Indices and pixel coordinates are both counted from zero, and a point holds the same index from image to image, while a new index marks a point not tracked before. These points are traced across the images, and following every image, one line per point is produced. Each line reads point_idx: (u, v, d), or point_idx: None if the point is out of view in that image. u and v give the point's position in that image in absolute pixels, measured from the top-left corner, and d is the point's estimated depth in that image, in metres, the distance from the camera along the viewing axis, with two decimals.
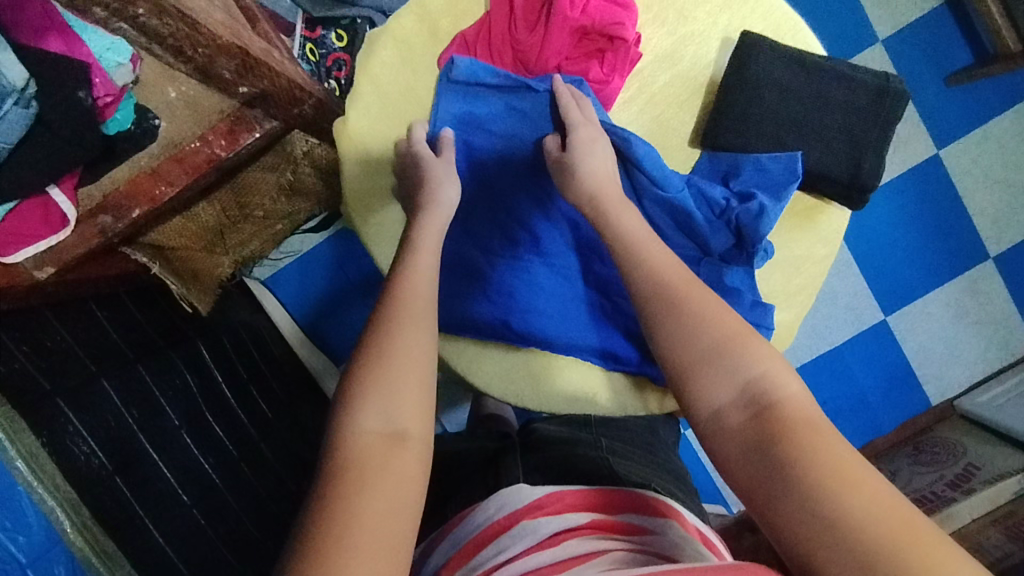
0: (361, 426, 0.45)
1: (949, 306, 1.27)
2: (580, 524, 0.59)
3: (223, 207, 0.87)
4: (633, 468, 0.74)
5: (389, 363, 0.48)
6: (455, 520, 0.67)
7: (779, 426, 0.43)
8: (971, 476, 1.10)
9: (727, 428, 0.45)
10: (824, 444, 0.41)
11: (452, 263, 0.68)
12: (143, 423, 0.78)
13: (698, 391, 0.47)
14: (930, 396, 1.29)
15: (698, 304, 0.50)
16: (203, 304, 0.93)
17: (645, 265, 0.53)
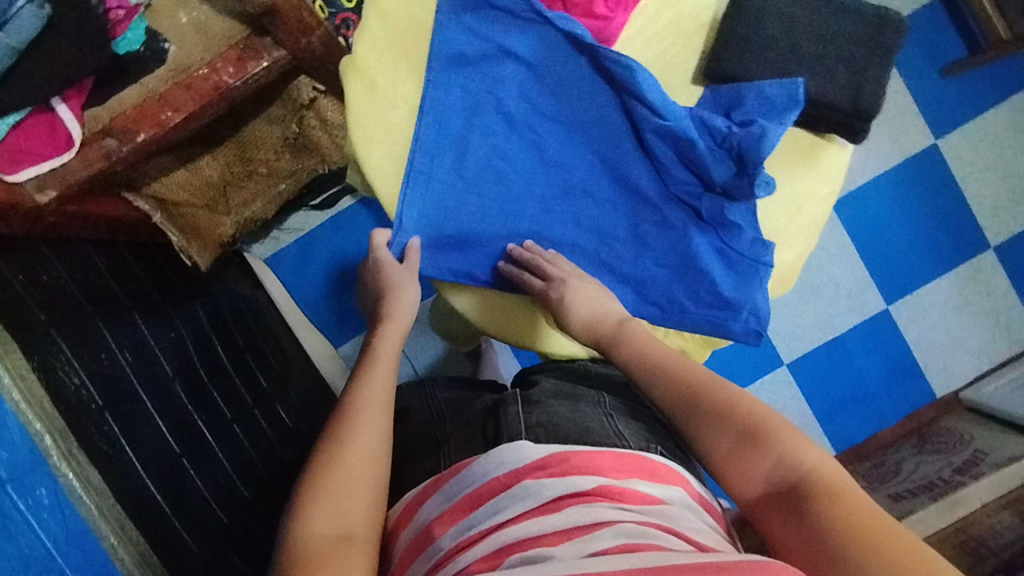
0: (310, 530, 0.50)
1: (951, 296, 1.27)
2: (587, 489, 0.57)
3: (227, 162, 0.88)
4: (636, 429, 0.72)
5: (338, 473, 0.54)
6: (453, 469, 0.65)
7: (804, 497, 0.49)
8: (979, 461, 1.07)
9: (763, 504, 0.52)
10: (854, 510, 0.47)
11: (450, 204, 0.65)
12: (136, 367, 0.77)
13: (732, 480, 0.54)
14: (934, 388, 1.28)
15: (717, 390, 0.57)
16: (204, 260, 0.92)
17: (653, 373, 0.60)
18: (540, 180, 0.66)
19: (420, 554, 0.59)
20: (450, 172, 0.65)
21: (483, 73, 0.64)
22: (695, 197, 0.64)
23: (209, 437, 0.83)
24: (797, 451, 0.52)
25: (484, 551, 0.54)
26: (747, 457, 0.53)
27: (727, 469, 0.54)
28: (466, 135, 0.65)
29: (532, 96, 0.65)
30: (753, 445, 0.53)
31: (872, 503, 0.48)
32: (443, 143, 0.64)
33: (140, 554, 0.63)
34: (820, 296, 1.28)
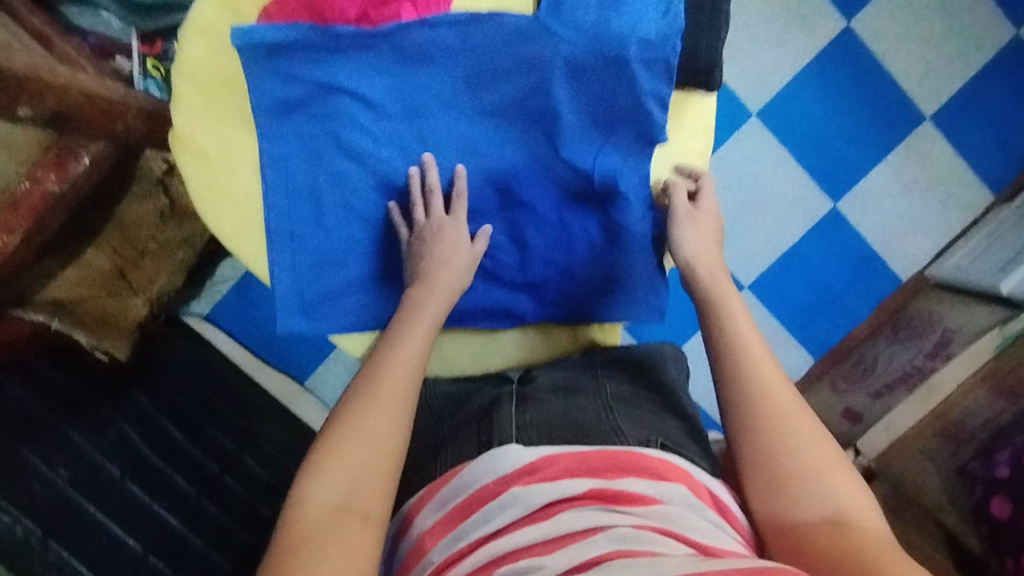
0: (320, 501, 0.53)
1: (897, 177, 1.23)
2: (577, 494, 0.56)
3: (114, 250, 0.84)
4: (638, 421, 0.68)
5: (354, 446, 0.56)
6: (445, 477, 0.62)
7: (849, 541, 0.54)
8: (949, 342, 1.06)
9: (815, 539, 0.56)
10: (893, 565, 0.50)
11: (321, 256, 0.66)
12: (79, 482, 0.76)
13: (790, 500, 0.58)
14: (899, 273, 1.26)
15: (837, 499, 0.58)
16: (119, 350, 0.91)
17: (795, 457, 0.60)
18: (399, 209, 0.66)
19: (414, 565, 0.57)
20: (310, 224, 0.65)
21: (315, 115, 0.63)
22: (582, 183, 0.69)
23: (172, 524, 0.84)
24: (853, 507, 0.57)
25: (477, 561, 0.52)
26: (808, 488, 0.58)
27: (783, 497, 0.59)
28: (319, 184, 0.64)
29: (369, 126, 0.64)
30: (816, 484, 0.58)
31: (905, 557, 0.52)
32: (293, 196, 0.64)
33: None
34: (766, 210, 1.24)
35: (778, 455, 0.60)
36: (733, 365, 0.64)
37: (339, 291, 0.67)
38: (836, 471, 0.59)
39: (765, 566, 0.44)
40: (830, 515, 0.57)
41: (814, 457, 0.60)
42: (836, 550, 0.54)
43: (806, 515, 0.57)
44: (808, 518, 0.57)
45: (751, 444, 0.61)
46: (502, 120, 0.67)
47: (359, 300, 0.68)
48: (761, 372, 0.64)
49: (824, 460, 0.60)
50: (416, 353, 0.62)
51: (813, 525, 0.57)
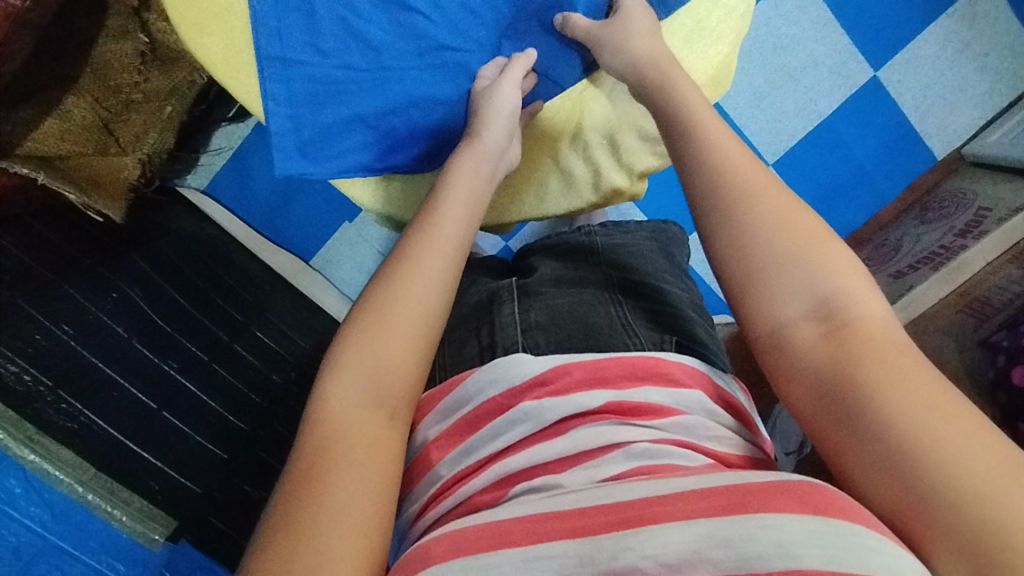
0: (344, 400, 0.47)
1: (945, 44, 1.12)
2: (594, 408, 0.51)
3: (95, 98, 0.77)
4: (647, 318, 0.65)
5: (381, 338, 0.49)
6: (447, 385, 0.58)
7: (851, 348, 0.42)
8: (982, 220, 1.01)
9: (797, 340, 0.45)
10: (912, 384, 0.39)
11: (317, 87, 0.63)
12: (83, 338, 0.75)
13: (768, 303, 0.46)
14: (937, 151, 1.18)
15: (826, 271, 0.45)
16: (114, 211, 0.86)
17: (759, 238, 0.47)
18: (405, 33, 0.63)
19: (421, 476, 0.54)
20: (305, 49, 0.61)
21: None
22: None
23: (186, 385, 0.82)
24: (851, 300, 0.44)
25: (486, 480, 0.49)
26: (794, 291, 0.45)
27: (756, 298, 0.47)
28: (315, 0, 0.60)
29: None
30: (809, 278, 0.45)
31: (921, 363, 0.41)
32: (286, 14, 0.60)
33: (142, 512, 0.72)
34: (799, 79, 1.15)
35: (755, 251, 0.47)
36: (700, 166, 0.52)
37: (340, 128, 0.65)
38: (829, 254, 0.46)
39: (792, 481, 0.39)
40: (819, 317, 0.44)
41: (798, 242, 0.46)
42: (833, 365, 0.42)
43: (790, 311, 0.45)
44: (794, 316, 0.45)
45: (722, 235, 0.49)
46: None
47: (357, 139, 0.66)
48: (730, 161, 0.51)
49: (812, 234, 0.47)
50: (455, 235, 0.56)
51: (797, 324, 0.45)
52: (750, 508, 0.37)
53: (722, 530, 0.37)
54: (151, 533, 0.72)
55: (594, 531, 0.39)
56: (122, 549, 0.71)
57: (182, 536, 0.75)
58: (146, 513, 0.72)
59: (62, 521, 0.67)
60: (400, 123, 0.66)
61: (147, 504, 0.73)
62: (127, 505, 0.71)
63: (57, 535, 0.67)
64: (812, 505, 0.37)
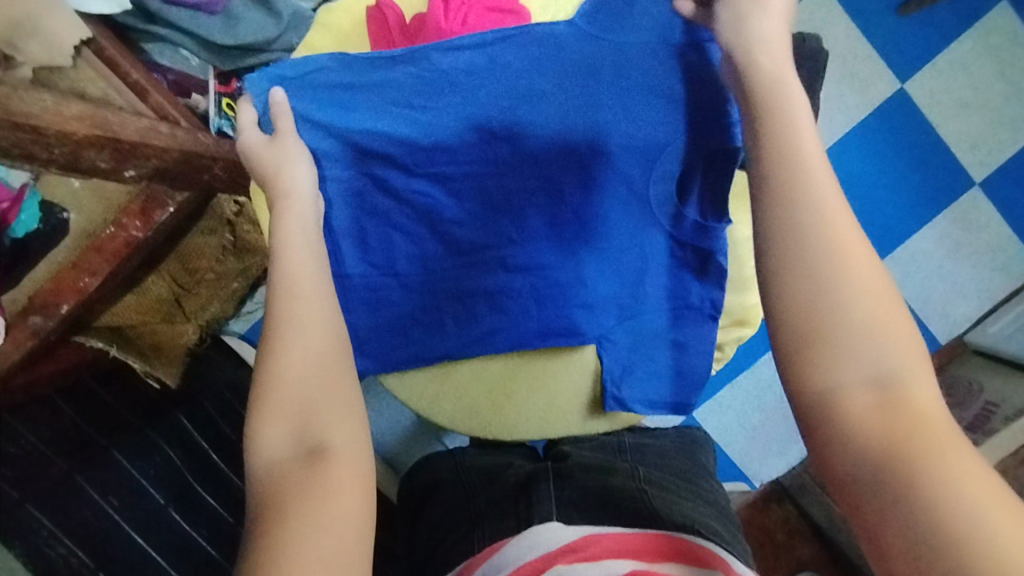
0: (270, 456, 0.48)
1: (942, 242, 1.23)
2: (619, 573, 0.53)
3: (172, 277, 0.86)
4: (672, 506, 0.66)
5: (284, 393, 0.50)
6: (487, 552, 0.62)
7: (907, 425, 0.38)
8: (991, 416, 1.05)
9: (853, 409, 0.40)
10: (965, 478, 0.35)
11: (365, 292, 0.70)
12: (125, 507, 0.79)
13: (823, 368, 0.41)
14: (939, 335, 1.25)
15: (888, 344, 0.41)
16: (170, 376, 0.89)
17: (823, 316, 0.42)
18: (427, 236, 0.70)
19: None
20: (363, 268, 0.70)
21: (372, 152, 0.67)
22: (622, 208, 0.67)
23: (214, 552, 0.85)
24: (905, 367, 0.41)
25: None
26: (853, 351, 0.41)
27: (810, 356, 0.42)
28: (363, 223, 0.70)
29: (404, 157, 0.67)
30: (867, 341, 0.41)
31: (980, 462, 0.37)
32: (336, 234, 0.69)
33: None
34: None
35: (827, 343, 0.42)
36: (777, 209, 0.45)
37: (381, 330, 0.71)
38: (902, 334, 0.42)
39: None
40: (879, 381, 0.40)
41: (862, 309, 0.42)
42: (883, 441, 0.38)
43: (846, 375, 0.41)
44: (852, 381, 0.40)
45: (790, 339, 0.43)
46: (534, 142, 0.66)
47: (403, 337, 0.71)
48: (817, 204, 0.44)
49: (879, 294, 0.43)
50: (311, 274, 0.56)
51: (852, 391, 0.40)
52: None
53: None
54: None
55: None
56: None
57: None
58: None
59: None
60: (421, 332, 0.71)
61: None
62: None
63: None
64: None
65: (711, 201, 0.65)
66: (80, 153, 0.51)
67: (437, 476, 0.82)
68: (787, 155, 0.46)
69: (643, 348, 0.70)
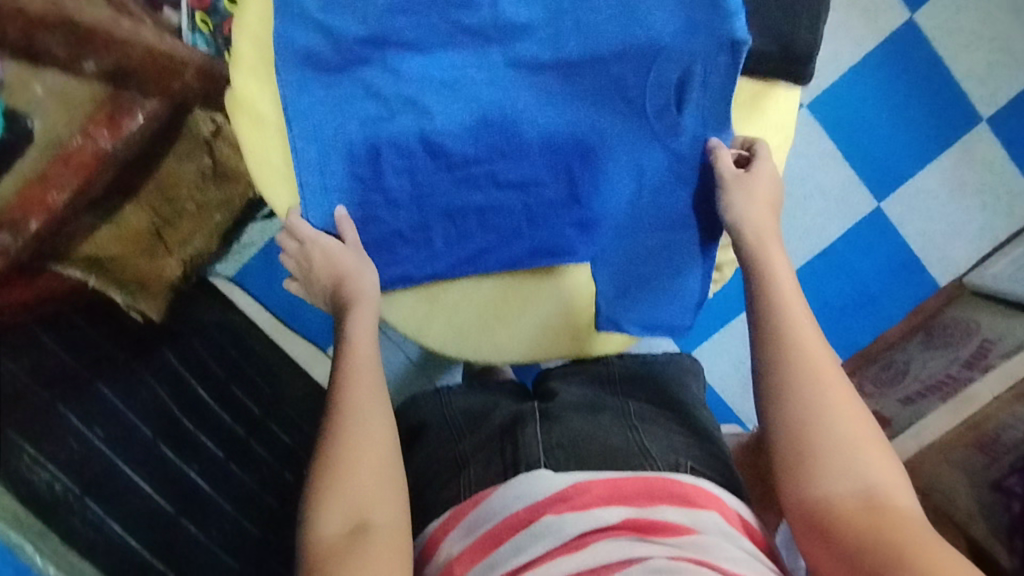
0: (325, 530, 0.57)
1: (945, 181, 1.20)
2: (612, 524, 0.55)
3: (152, 207, 0.83)
4: (663, 442, 0.67)
5: (345, 482, 0.59)
6: (472, 501, 0.61)
7: (884, 525, 0.52)
8: (987, 352, 1.05)
9: (841, 511, 0.54)
10: (918, 547, 0.50)
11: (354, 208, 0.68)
12: (112, 441, 0.76)
13: (816, 479, 0.56)
14: (938, 277, 1.23)
15: (845, 426, 0.57)
16: (153, 310, 0.91)
17: (791, 401, 0.59)
18: (423, 156, 0.68)
19: None
20: (347, 182, 0.67)
21: (365, 45, 0.66)
22: (623, 128, 0.70)
23: (204, 486, 0.85)
24: (886, 486, 0.55)
25: None
26: (841, 466, 0.56)
27: (806, 472, 0.57)
28: (348, 134, 0.66)
29: (395, 67, 0.66)
30: (848, 459, 0.56)
31: (940, 542, 0.51)
32: (323, 147, 0.66)
33: None
34: (811, 204, 1.20)
35: (811, 425, 0.58)
36: (764, 335, 0.63)
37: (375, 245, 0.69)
38: (876, 453, 0.57)
39: None
40: (862, 493, 0.55)
41: (848, 437, 0.57)
42: (867, 534, 0.52)
43: (836, 490, 0.55)
44: (836, 492, 0.55)
45: (784, 413, 0.59)
46: (534, 64, 0.68)
47: (398, 255, 0.69)
48: (811, 367, 0.60)
49: (857, 426, 0.58)
50: (371, 375, 0.66)
51: (842, 499, 0.55)
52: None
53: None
54: None
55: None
56: None
57: None
58: None
59: None
60: (417, 249, 0.69)
61: None
62: None
63: None
64: None
65: (712, 115, 0.70)
66: (34, 36, 0.53)
67: (420, 420, 0.78)
68: (760, 255, 0.67)
69: (645, 263, 0.73)
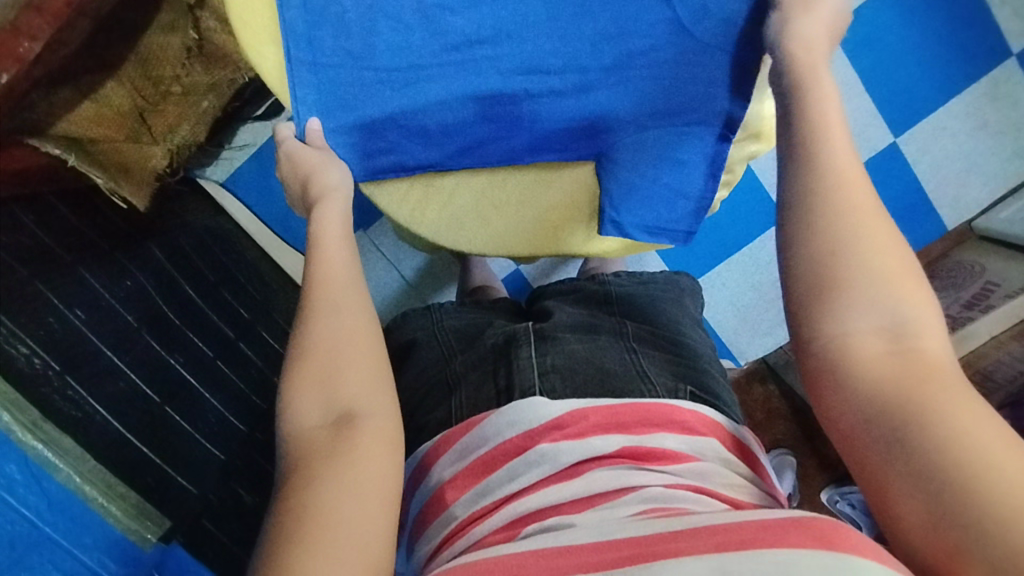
0: (302, 422, 0.48)
1: (965, 119, 1.16)
2: (609, 453, 0.52)
3: (135, 86, 0.79)
4: (661, 367, 0.65)
5: (319, 371, 0.50)
6: (463, 425, 0.58)
7: (916, 371, 0.41)
8: (989, 295, 1.03)
9: (863, 352, 0.43)
10: (957, 406, 0.39)
11: (352, 88, 0.65)
12: (94, 323, 0.74)
13: (836, 310, 0.44)
14: (947, 220, 1.20)
15: (879, 249, 0.45)
16: (138, 198, 0.87)
17: (821, 230, 0.46)
18: (423, 32, 0.64)
19: (435, 518, 0.54)
20: (342, 58, 0.64)
21: None
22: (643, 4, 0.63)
23: (191, 380, 0.84)
24: (919, 325, 0.43)
25: (501, 520, 0.49)
26: (869, 296, 0.44)
27: (827, 301, 0.45)
28: (344, 7, 0.63)
29: None
30: (882, 289, 0.44)
31: (979, 400, 0.40)
32: (316, 20, 0.63)
33: (133, 508, 0.72)
34: None
35: (837, 250, 0.45)
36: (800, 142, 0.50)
37: (379, 130, 0.67)
38: (912, 286, 0.44)
39: (808, 516, 0.40)
40: (890, 330, 0.43)
41: (882, 264, 0.45)
42: (888, 384, 0.41)
43: (858, 324, 0.44)
44: (859, 328, 0.44)
45: (807, 238, 0.47)
46: None
47: (401, 138, 0.68)
48: (845, 189, 0.47)
49: (894, 254, 0.46)
50: (345, 257, 0.57)
51: (861, 339, 0.43)
52: (761, 543, 0.38)
53: (733, 564, 0.37)
54: (144, 531, 0.72)
55: (602, 568, 0.40)
56: (112, 545, 0.69)
57: (174, 538, 0.76)
58: (140, 511, 0.73)
59: (58, 512, 0.64)
60: (418, 134, 0.68)
61: (141, 502, 0.74)
62: (121, 502, 0.71)
63: (53, 526, 0.63)
64: (825, 538, 0.37)
65: None
66: None
67: (410, 336, 0.77)
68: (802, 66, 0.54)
69: (656, 161, 0.69)
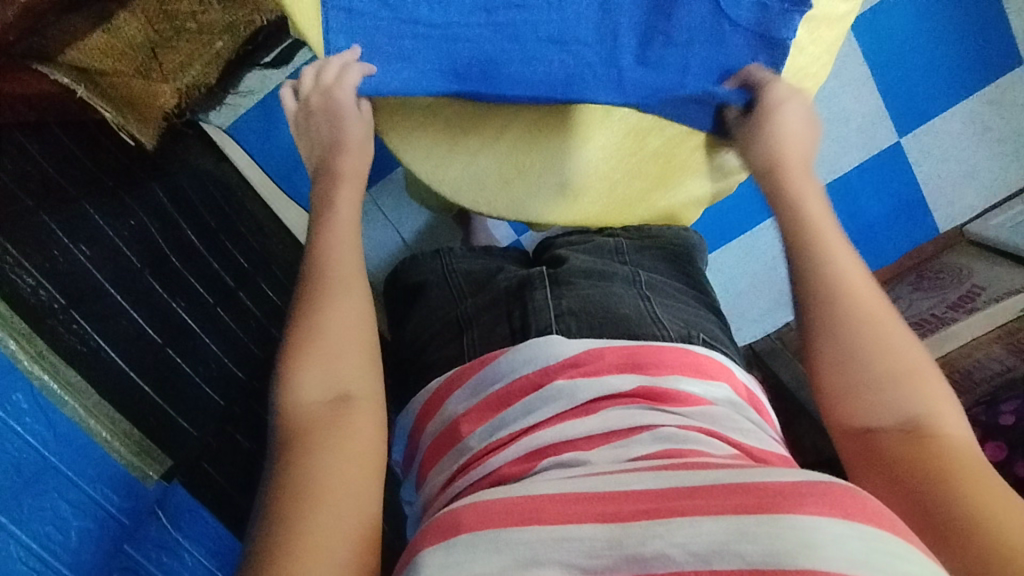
0: (306, 397, 0.52)
1: (967, 125, 1.18)
2: (623, 392, 0.55)
3: (147, 18, 0.74)
4: (672, 313, 0.67)
5: (320, 350, 0.54)
6: (479, 361, 0.60)
7: (933, 451, 0.48)
8: (974, 297, 1.07)
9: (880, 440, 0.50)
10: (983, 490, 0.45)
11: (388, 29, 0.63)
12: (100, 261, 0.75)
13: (856, 408, 0.52)
14: (940, 223, 1.23)
15: (895, 358, 0.53)
16: (145, 136, 0.85)
17: (824, 339, 0.55)
18: None
19: (448, 447, 0.57)
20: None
21: None
22: None
23: (191, 325, 0.83)
24: (937, 413, 0.50)
25: (517, 453, 0.52)
26: (881, 393, 0.52)
27: (840, 403, 0.53)
28: None
29: None
30: (900, 388, 0.51)
31: (1007, 490, 0.45)
32: None
33: (136, 445, 0.75)
34: (832, 130, 1.17)
35: (831, 359, 0.54)
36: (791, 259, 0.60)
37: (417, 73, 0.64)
38: (926, 383, 0.52)
39: (824, 483, 0.42)
40: (905, 422, 0.50)
41: (891, 364, 0.53)
42: (908, 470, 0.48)
43: (878, 421, 0.51)
44: (877, 425, 0.51)
45: (823, 341, 0.55)
46: None
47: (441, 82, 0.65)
48: (854, 297, 0.56)
49: (907, 356, 0.53)
50: (353, 250, 0.63)
51: (882, 431, 0.51)
52: (777, 508, 0.39)
53: (749, 526, 0.39)
54: (147, 468, 0.76)
55: (621, 519, 0.42)
56: (118, 481, 0.72)
57: (175, 477, 0.79)
58: (141, 447, 0.75)
59: (62, 442, 0.68)
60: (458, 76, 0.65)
61: (144, 439, 0.76)
62: (127, 439, 0.74)
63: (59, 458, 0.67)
64: (842, 507, 0.40)
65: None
66: None
67: (420, 278, 0.77)
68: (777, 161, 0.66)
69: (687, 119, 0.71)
